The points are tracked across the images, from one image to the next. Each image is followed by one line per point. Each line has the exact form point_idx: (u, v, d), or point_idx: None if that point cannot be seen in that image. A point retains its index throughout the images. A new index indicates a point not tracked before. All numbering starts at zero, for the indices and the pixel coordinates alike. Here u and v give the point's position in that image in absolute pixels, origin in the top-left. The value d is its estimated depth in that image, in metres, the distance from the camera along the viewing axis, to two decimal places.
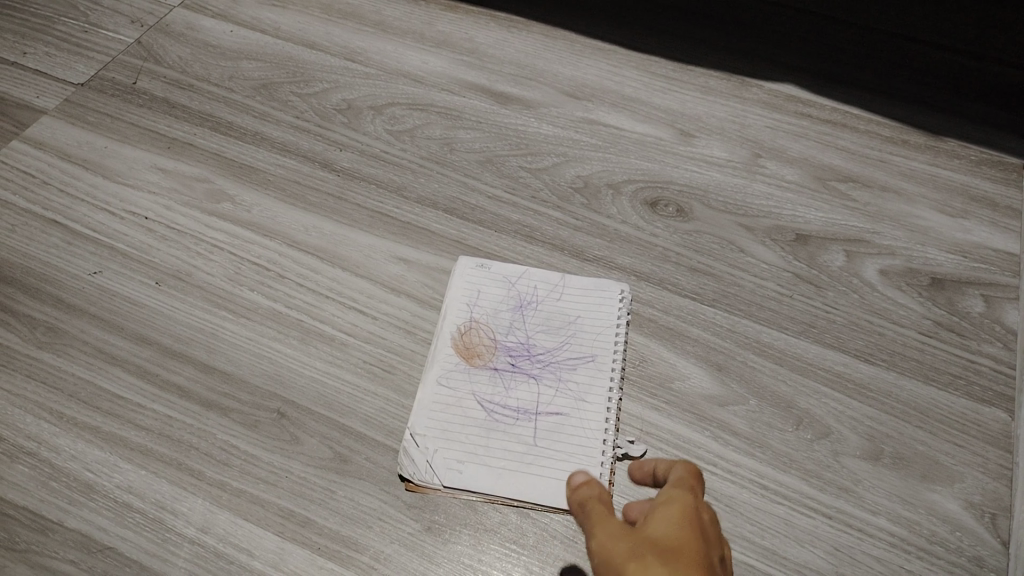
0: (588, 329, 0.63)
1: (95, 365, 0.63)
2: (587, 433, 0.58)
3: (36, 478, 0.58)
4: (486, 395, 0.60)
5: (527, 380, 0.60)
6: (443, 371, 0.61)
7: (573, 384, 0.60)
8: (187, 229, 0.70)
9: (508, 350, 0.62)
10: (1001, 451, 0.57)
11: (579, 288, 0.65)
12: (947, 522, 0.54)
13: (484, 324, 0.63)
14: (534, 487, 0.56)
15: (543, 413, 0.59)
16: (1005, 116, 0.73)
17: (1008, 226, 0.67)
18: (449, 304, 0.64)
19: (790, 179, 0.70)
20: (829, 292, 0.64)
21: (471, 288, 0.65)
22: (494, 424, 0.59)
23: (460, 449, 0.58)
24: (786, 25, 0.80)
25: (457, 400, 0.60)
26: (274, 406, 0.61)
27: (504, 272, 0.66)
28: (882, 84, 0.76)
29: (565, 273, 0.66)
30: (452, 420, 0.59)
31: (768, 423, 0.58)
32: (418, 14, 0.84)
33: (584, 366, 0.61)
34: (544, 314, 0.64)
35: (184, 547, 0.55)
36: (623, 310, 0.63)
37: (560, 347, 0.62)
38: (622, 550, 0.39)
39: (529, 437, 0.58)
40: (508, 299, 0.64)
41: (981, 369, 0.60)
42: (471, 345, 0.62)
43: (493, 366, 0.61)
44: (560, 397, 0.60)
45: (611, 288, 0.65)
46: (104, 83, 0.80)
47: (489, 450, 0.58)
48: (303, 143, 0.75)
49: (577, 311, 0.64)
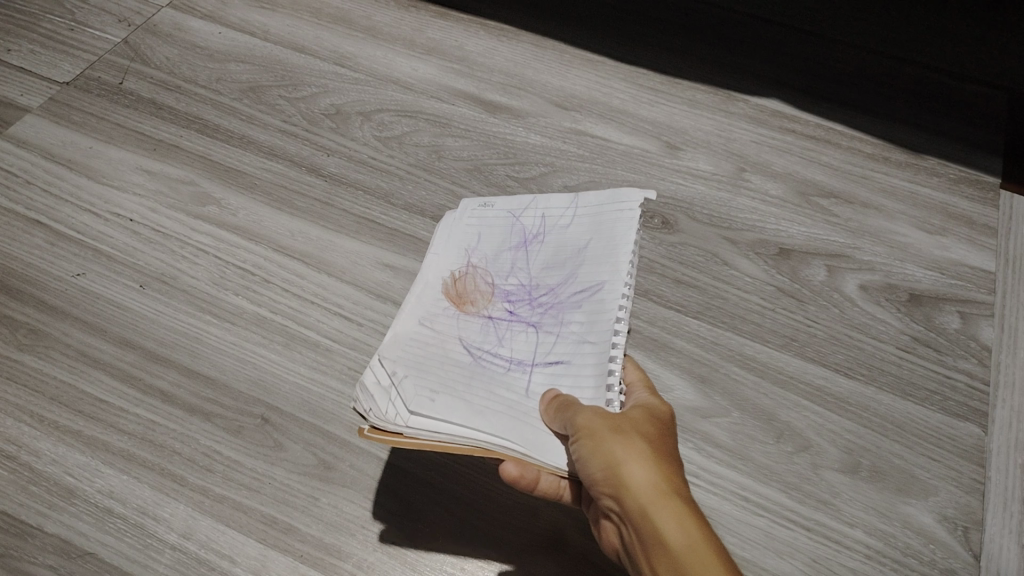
0: (593, 260, 0.55)
1: (77, 368, 0.63)
2: (591, 379, 0.49)
3: (16, 482, 0.58)
4: (474, 343, 0.53)
5: (525, 326, 0.53)
6: (426, 311, 0.56)
7: (575, 324, 0.52)
8: (172, 232, 0.70)
9: (506, 296, 0.56)
10: (974, 465, 0.58)
11: (588, 214, 0.58)
12: (921, 535, 0.55)
13: (481, 269, 0.58)
14: (527, 439, 0.47)
15: (539, 359, 0.51)
16: (987, 135, 0.73)
17: (984, 244, 0.67)
18: (446, 251, 0.60)
19: (773, 194, 0.71)
20: (810, 306, 0.65)
21: (471, 234, 0.61)
22: (480, 368, 0.52)
23: (433, 380, 0.51)
24: (767, 40, 0.81)
25: (439, 342, 0.54)
26: (257, 412, 0.60)
27: (507, 212, 0.61)
28: (865, 101, 0.76)
29: (573, 196, 0.60)
30: (428, 357, 0.52)
31: (748, 436, 0.59)
32: (408, 21, 0.84)
33: (587, 295, 0.53)
34: (548, 253, 0.57)
35: (165, 553, 0.55)
36: (636, 219, 0.56)
37: (563, 284, 0.55)
38: (605, 422, 0.44)
39: (520, 389, 0.50)
40: (507, 240, 0.59)
41: (956, 385, 0.61)
42: (464, 291, 0.57)
43: (485, 308, 0.55)
44: (560, 345, 0.52)
45: (629, 196, 0.57)
46: (90, 82, 0.79)
47: (470, 389, 0.50)
48: (290, 147, 0.74)
49: (582, 242, 0.57)
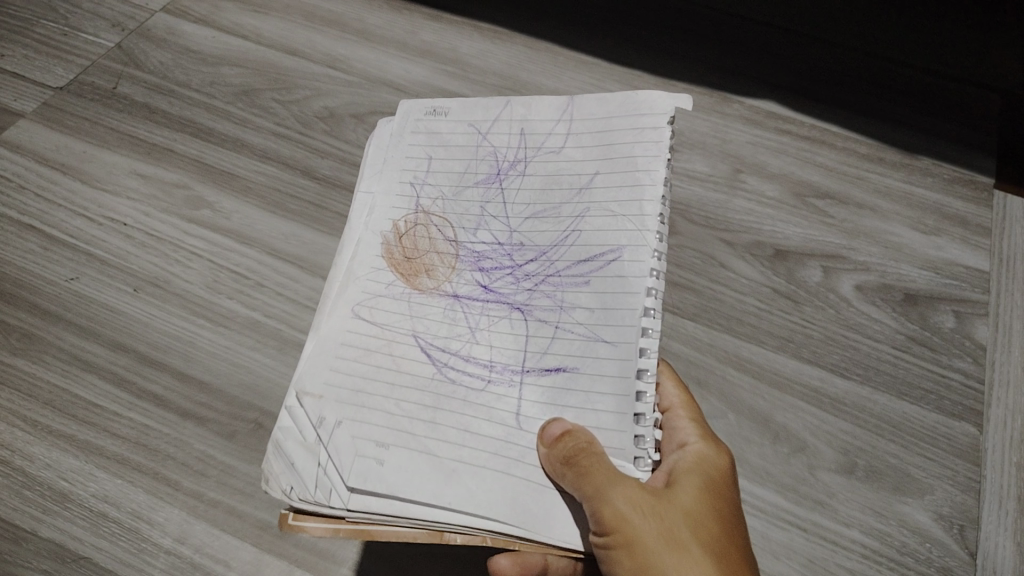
0: (598, 210, 0.50)
1: (71, 373, 0.63)
2: (609, 397, 0.46)
3: (10, 487, 0.58)
4: (430, 340, 0.51)
5: (507, 314, 0.50)
6: (364, 298, 0.53)
7: (583, 307, 0.48)
8: (165, 236, 0.70)
9: (477, 263, 0.53)
10: (970, 464, 0.58)
11: (597, 141, 0.52)
12: (916, 534, 0.56)
13: (435, 216, 0.55)
14: (518, 513, 0.45)
15: (537, 360, 0.48)
16: (979, 135, 0.72)
17: (979, 244, 0.67)
18: (403, 193, 0.57)
19: (770, 196, 0.70)
20: (806, 307, 0.65)
21: (437, 171, 0.57)
22: (457, 375, 0.49)
23: (373, 418, 0.49)
24: (762, 44, 0.78)
25: (385, 344, 0.51)
26: (252, 417, 0.61)
27: (489, 133, 0.57)
28: (858, 102, 0.74)
29: (570, 103, 0.54)
30: (369, 369, 0.50)
31: (744, 437, 0.60)
32: (401, 22, 0.82)
33: (592, 265, 0.49)
34: (532, 198, 0.53)
35: (160, 557, 0.56)
36: (666, 152, 0.49)
37: (557, 244, 0.50)
38: (654, 527, 0.43)
39: (511, 407, 0.48)
40: (482, 182, 0.55)
41: (952, 384, 0.61)
42: (413, 258, 0.54)
43: (448, 282, 0.53)
44: (558, 346, 0.48)
45: (656, 105, 0.51)
46: (83, 86, 0.79)
47: (424, 421, 0.48)
48: (283, 150, 0.74)
49: (586, 180, 0.51)
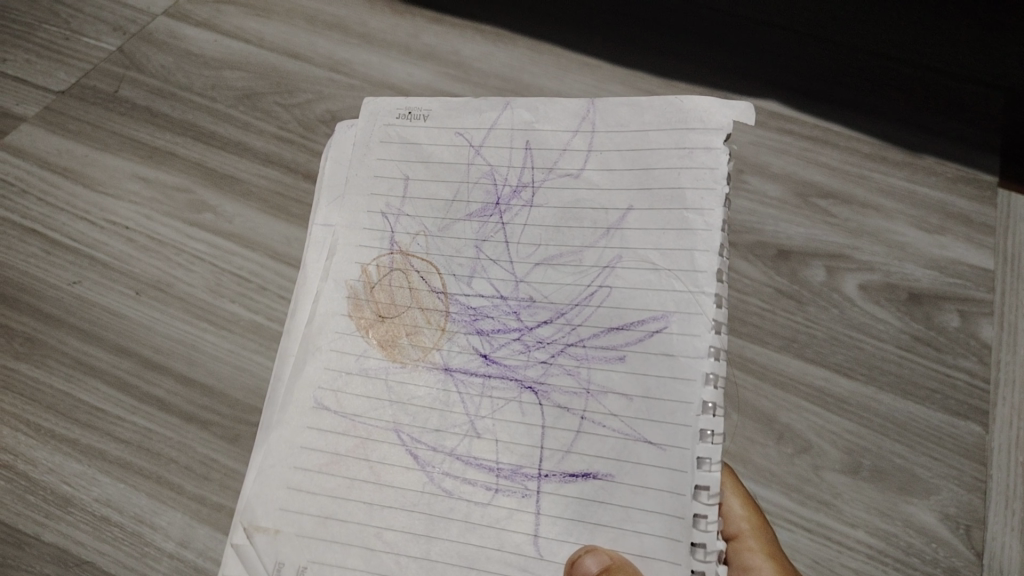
0: (631, 256, 0.53)
1: (73, 377, 0.63)
2: (654, 520, 0.48)
3: (13, 492, 0.59)
4: (415, 442, 0.54)
5: (509, 384, 0.53)
6: (325, 383, 0.56)
7: (617, 393, 0.51)
8: (166, 239, 0.70)
9: (473, 323, 0.56)
10: (975, 464, 0.58)
11: (631, 168, 0.55)
12: (923, 534, 0.56)
13: (416, 258, 0.59)
14: None
15: (559, 463, 0.51)
16: (983, 134, 0.71)
17: (983, 242, 0.67)
18: (370, 233, 0.60)
19: (774, 196, 0.70)
20: (810, 307, 0.64)
21: (418, 210, 0.60)
22: (458, 490, 0.52)
23: (346, 553, 0.52)
24: (764, 43, 0.77)
25: (360, 446, 0.54)
26: (253, 420, 0.61)
27: (495, 156, 0.59)
28: (861, 101, 0.73)
29: (591, 108, 0.58)
30: (337, 485, 0.54)
31: (747, 438, 0.60)
32: (403, 25, 0.81)
33: (618, 340, 0.51)
34: (541, 246, 0.56)
35: (163, 560, 0.57)
36: (723, 183, 0.52)
37: (577, 304, 0.53)
38: None
39: (528, 529, 0.50)
40: (478, 217, 0.58)
41: (957, 383, 0.61)
42: (388, 313, 0.57)
43: (433, 352, 0.56)
44: (584, 442, 0.51)
45: (707, 118, 0.54)
46: (85, 90, 0.79)
47: (414, 558, 0.51)
48: (286, 153, 0.74)
49: (616, 223, 0.54)
